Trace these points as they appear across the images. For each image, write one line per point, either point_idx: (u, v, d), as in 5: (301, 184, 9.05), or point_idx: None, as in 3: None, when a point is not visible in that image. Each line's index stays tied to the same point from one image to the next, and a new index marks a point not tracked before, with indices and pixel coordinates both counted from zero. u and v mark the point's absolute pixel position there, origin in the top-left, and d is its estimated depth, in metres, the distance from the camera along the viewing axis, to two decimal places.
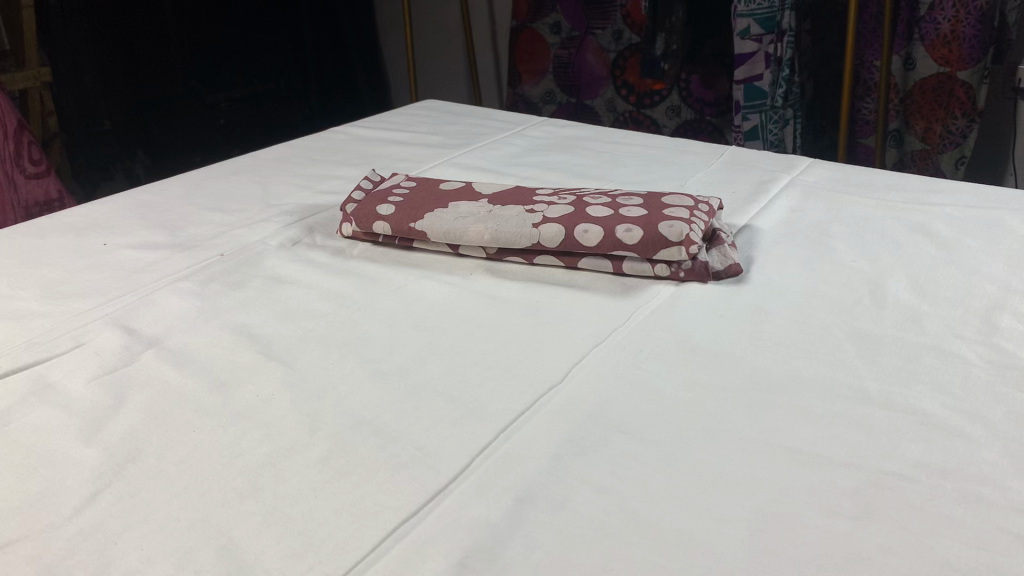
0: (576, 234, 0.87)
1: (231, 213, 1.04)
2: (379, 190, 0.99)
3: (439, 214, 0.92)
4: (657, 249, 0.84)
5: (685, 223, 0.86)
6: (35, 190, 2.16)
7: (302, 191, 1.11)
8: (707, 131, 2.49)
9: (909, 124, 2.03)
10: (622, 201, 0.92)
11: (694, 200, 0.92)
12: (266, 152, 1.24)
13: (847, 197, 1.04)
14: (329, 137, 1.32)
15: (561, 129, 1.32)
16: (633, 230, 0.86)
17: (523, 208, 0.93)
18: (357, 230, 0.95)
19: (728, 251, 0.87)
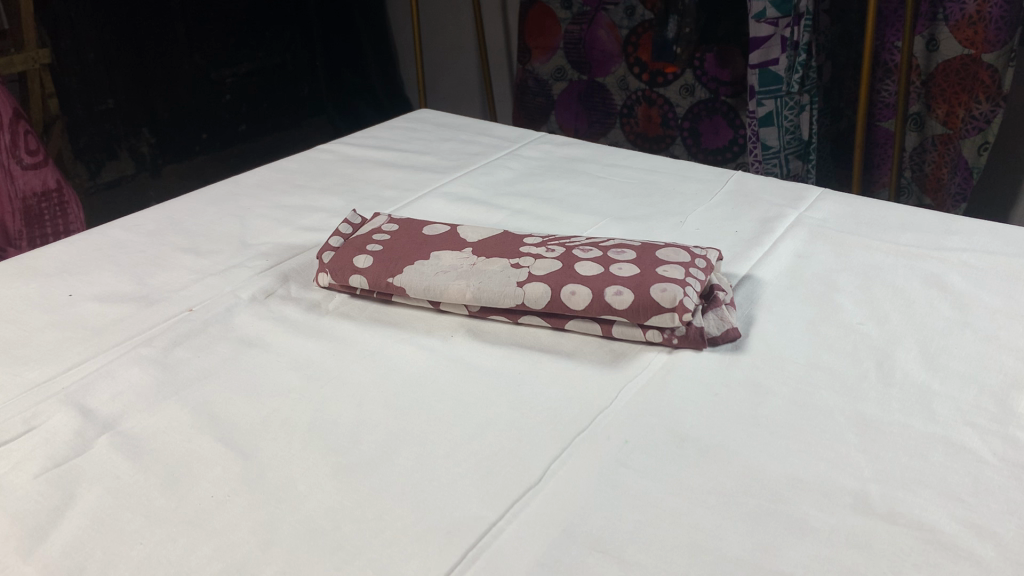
0: (562, 296, 0.82)
1: (204, 256, 0.99)
2: (359, 236, 0.93)
3: (418, 268, 0.87)
4: (648, 315, 0.79)
5: (679, 285, 0.80)
6: (33, 181, 2.07)
7: (281, 226, 1.05)
8: (721, 111, 2.39)
9: (930, 107, 1.94)
10: (614, 255, 0.86)
11: (691, 254, 0.86)
12: (249, 177, 1.19)
13: (856, 239, 0.98)
14: (316, 158, 1.26)
15: (558, 149, 1.26)
16: (623, 293, 0.80)
17: (508, 261, 0.87)
18: (332, 281, 0.89)
19: (725, 314, 0.82)
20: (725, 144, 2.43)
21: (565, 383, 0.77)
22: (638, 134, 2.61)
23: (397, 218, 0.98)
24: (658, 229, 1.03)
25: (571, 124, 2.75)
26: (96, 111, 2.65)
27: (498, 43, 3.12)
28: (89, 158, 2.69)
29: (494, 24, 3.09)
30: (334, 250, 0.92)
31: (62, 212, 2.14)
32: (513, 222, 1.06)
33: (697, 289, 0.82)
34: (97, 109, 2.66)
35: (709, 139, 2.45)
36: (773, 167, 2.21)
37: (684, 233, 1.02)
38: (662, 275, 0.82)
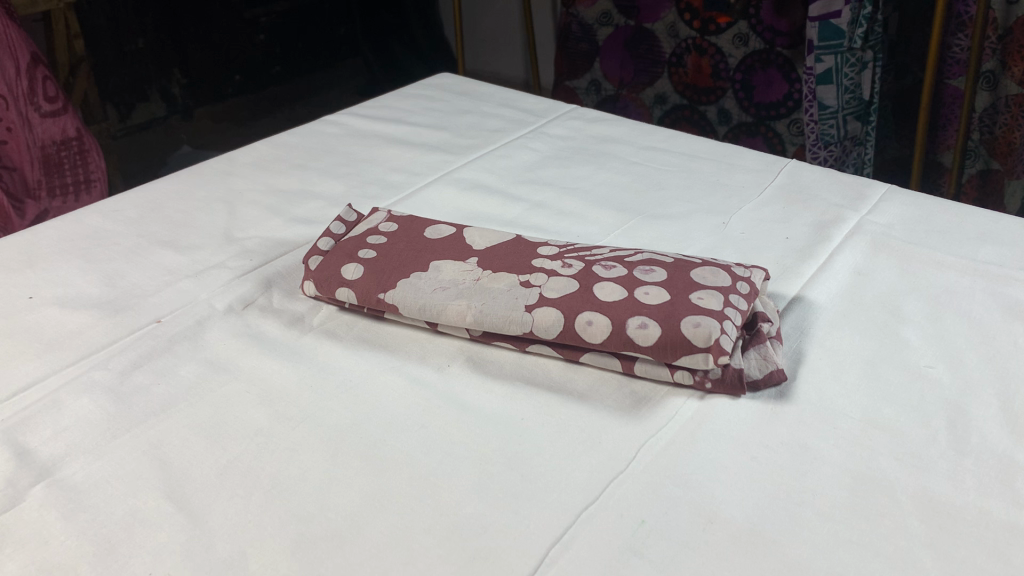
0: (578, 325, 0.70)
1: (183, 252, 0.88)
2: (352, 238, 0.82)
3: (414, 283, 0.76)
4: (678, 354, 0.67)
5: (715, 318, 0.68)
6: (51, 129, 1.83)
7: (271, 216, 0.94)
8: (777, 63, 2.24)
9: (1006, 65, 1.75)
10: (642, 274, 0.74)
11: (732, 274, 0.74)
12: (245, 154, 1.08)
13: (927, 253, 0.84)
14: (320, 131, 1.14)
15: (590, 126, 1.13)
16: (648, 326, 0.68)
17: (518, 278, 0.75)
18: (318, 293, 0.78)
19: (769, 352, 0.69)
20: (780, 99, 2.28)
21: (575, 434, 0.65)
22: (686, 85, 2.43)
23: (398, 215, 0.87)
24: (696, 231, 0.90)
25: (617, 74, 2.57)
26: (125, 51, 2.59)
27: None
28: (119, 100, 2.64)
29: None
30: (323, 256, 0.81)
31: (84, 162, 1.88)
32: (532, 217, 0.94)
33: (737, 322, 0.69)
34: (126, 50, 2.59)
35: (763, 92, 2.30)
36: (829, 129, 2.03)
37: (726, 237, 0.89)
38: (695, 303, 0.70)
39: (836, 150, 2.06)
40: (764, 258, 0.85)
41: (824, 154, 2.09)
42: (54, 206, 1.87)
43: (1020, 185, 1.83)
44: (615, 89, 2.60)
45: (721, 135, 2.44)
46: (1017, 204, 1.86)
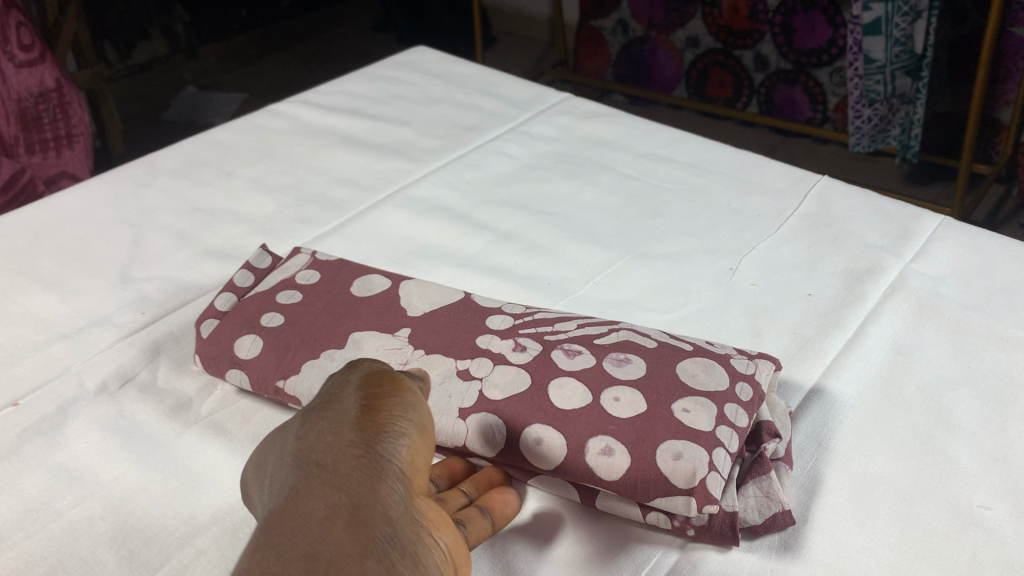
0: (523, 444, 0.53)
1: (66, 298, 0.72)
2: (260, 298, 0.66)
3: (324, 365, 0.59)
4: (651, 495, 0.50)
5: (703, 445, 0.51)
6: (26, 80, 1.55)
7: (181, 247, 0.78)
8: (820, 5, 2.06)
9: None
10: (612, 368, 0.56)
11: (729, 373, 0.56)
12: (170, 159, 0.91)
13: (991, 327, 0.66)
14: (263, 126, 0.97)
15: (580, 123, 0.95)
16: (613, 452, 0.51)
17: (457, 364, 0.58)
18: (209, 373, 0.63)
19: (773, 487, 0.52)
20: (822, 45, 2.11)
21: None
22: (721, 28, 2.27)
23: (323, 261, 0.70)
24: (697, 276, 0.73)
25: (645, 13, 2.41)
26: None
27: None
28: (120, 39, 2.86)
29: None
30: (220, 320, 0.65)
31: (66, 116, 1.59)
32: (495, 253, 0.76)
33: (733, 448, 0.52)
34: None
35: (804, 37, 2.12)
36: (875, 84, 1.79)
37: (733, 291, 0.71)
38: (676, 417, 0.52)
39: (882, 108, 1.87)
40: (778, 325, 0.67)
41: (868, 112, 1.88)
42: (34, 164, 1.57)
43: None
44: (644, 29, 2.45)
45: (757, 81, 2.29)
46: None
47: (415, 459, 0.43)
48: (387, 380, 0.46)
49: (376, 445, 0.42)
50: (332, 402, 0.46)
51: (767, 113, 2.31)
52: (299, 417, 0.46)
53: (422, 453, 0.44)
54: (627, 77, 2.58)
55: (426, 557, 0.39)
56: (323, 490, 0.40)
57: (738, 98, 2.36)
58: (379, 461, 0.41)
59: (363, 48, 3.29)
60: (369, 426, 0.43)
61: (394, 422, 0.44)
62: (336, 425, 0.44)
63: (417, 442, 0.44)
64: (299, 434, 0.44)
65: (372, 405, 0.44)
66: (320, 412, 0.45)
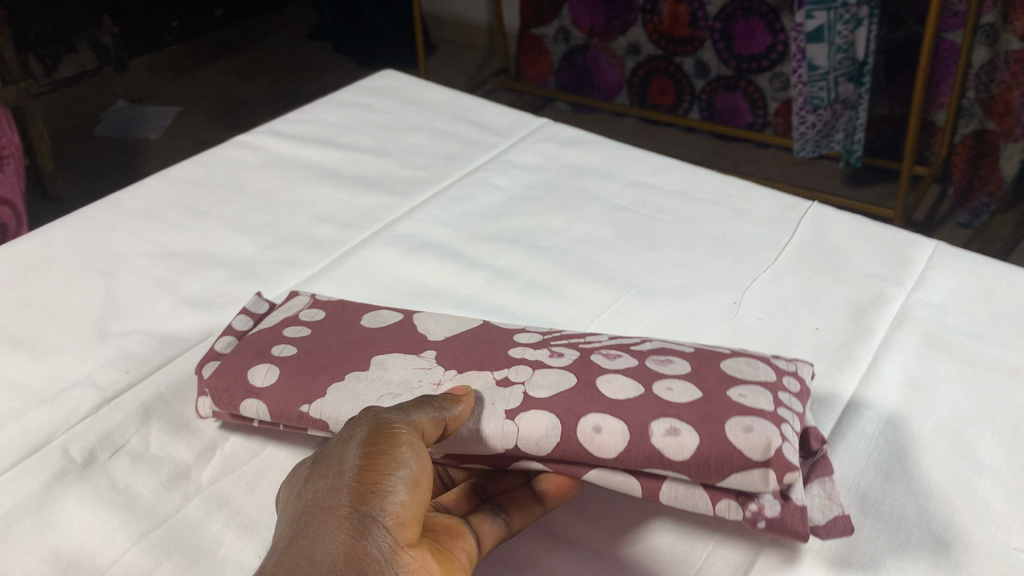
0: (581, 435, 0.50)
1: (39, 358, 0.67)
2: (263, 335, 0.64)
3: (352, 388, 0.57)
4: (726, 471, 0.48)
5: (769, 419, 0.50)
6: None
7: (159, 297, 0.74)
8: (760, 12, 2.07)
9: (1007, 19, 1.74)
10: (656, 365, 0.55)
11: (775, 366, 0.55)
12: (137, 199, 0.87)
13: (998, 356, 0.66)
14: (231, 160, 0.93)
15: (562, 151, 0.93)
16: (678, 433, 0.49)
17: (493, 376, 0.56)
18: (218, 410, 0.60)
19: (834, 490, 0.53)
20: (762, 51, 2.13)
21: None
22: (662, 35, 2.28)
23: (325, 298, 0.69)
24: (704, 311, 0.71)
25: (586, 20, 2.41)
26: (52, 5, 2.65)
27: None
28: None
29: None
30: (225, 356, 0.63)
31: None
32: (494, 292, 0.74)
33: (797, 427, 0.51)
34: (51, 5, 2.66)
35: (744, 43, 2.14)
36: (819, 91, 1.80)
37: (742, 326, 0.70)
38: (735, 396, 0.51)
39: (826, 114, 1.86)
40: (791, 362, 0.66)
41: (812, 118, 1.86)
42: None
43: (1016, 148, 1.84)
44: (586, 37, 2.44)
45: (698, 88, 2.30)
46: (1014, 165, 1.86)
47: (405, 513, 0.42)
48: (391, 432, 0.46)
49: (362, 507, 0.42)
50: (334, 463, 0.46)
51: (708, 119, 2.33)
52: (309, 474, 0.47)
53: (416, 505, 0.43)
54: (569, 85, 2.58)
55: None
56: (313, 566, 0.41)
57: (679, 104, 2.37)
58: (364, 522, 0.42)
59: (303, 59, 3.24)
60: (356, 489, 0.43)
61: (388, 475, 0.44)
62: (328, 490, 0.44)
63: (408, 496, 0.43)
64: (307, 493, 0.46)
65: (363, 463, 0.44)
66: (324, 472, 0.46)
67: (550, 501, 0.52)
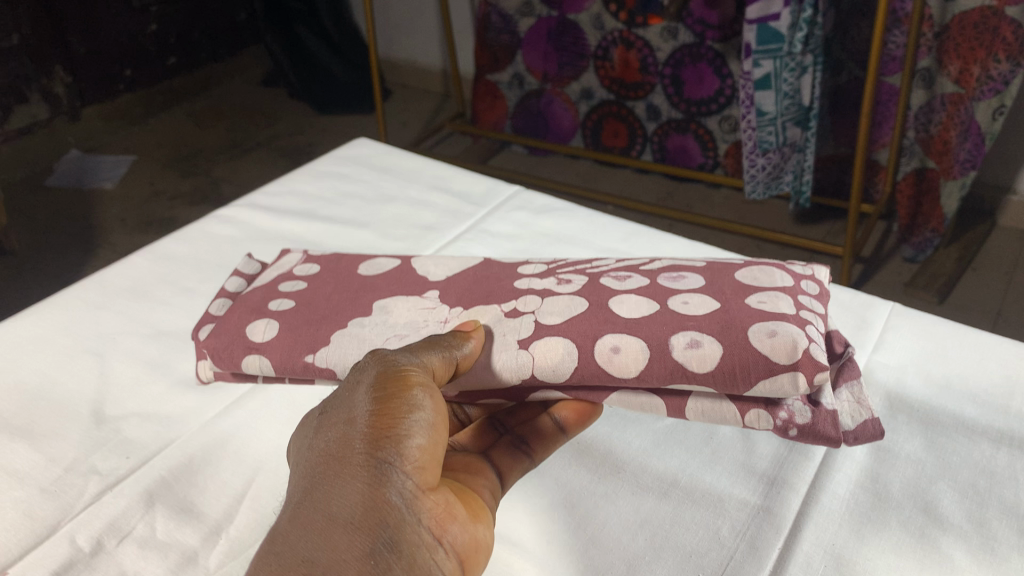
0: (602, 359, 0.62)
1: (36, 445, 0.69)
2: (258, 302, 0.76)
3: (357, 331, 0.69)
4: (754, 379, 0.58)
5: (793, 323, 0.60)
6: None
7: (152, 378, 0.76)
8: (707, 58, 2.10)
9: (942, 63, 1.80)
10: (671, 285, 0.69)
11: (790, 277, 0.68)
12: (122, 278, 0.88)
13: (952, 417, 0.71)
14: (213, 235, 0.95)
15: (536, 218, 0.97)
16: (699, 348, 0.60)
17: (500, 309, 0.70)
18: (223, 370, 0.72)
19: (863, 397, 0.66)
20: (710, 95, 2.16)
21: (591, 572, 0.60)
22: (613, 80, 2.32)
23: (306, 268, 0.82)
24: None
25: (539, 67, 2.46)
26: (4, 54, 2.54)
27: None
28: None
29: None
30: (227, 320, 0.74)
31: None
32: None
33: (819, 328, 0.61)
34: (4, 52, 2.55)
35: (693, 87, 2.18)
36: (768, 136, 1.86)
37: None
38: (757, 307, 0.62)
39: (775, 158, 1.93)
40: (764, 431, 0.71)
41: (762, 161, 1.94)
42: None
43: (956, 185, 1.92)
44: (539, 83, 2.50)
45: (650, 130, 2.35)
46: (954, 203, 1.94)
47: (424, 453, 0.52)
48: (400, 378, 0.55)
49: (385, 447, 0.51)
50: (346, 405, 0.55)
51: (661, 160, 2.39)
52: (323, 422, 0.55)
53: (430, 444, 0.53)
54: (524, 128, 2.64)
55: (432, 548, 0.49)
56: (341, 491, 0.50)
57: (632, 147, 2.43)
58: (389, 460, 0.51)
59: (263, 104, 3.29)
60: (376, 434, 0.52)
61: (404, 418, 0.53)
62: (347, 430, 0.53)
63: (424, 437, 0.53)
64: (325, 434, 0.54)
65: (381, 408, 0.53)
66: (341, 416, 0.54)
67: (571, 428, 0.67)
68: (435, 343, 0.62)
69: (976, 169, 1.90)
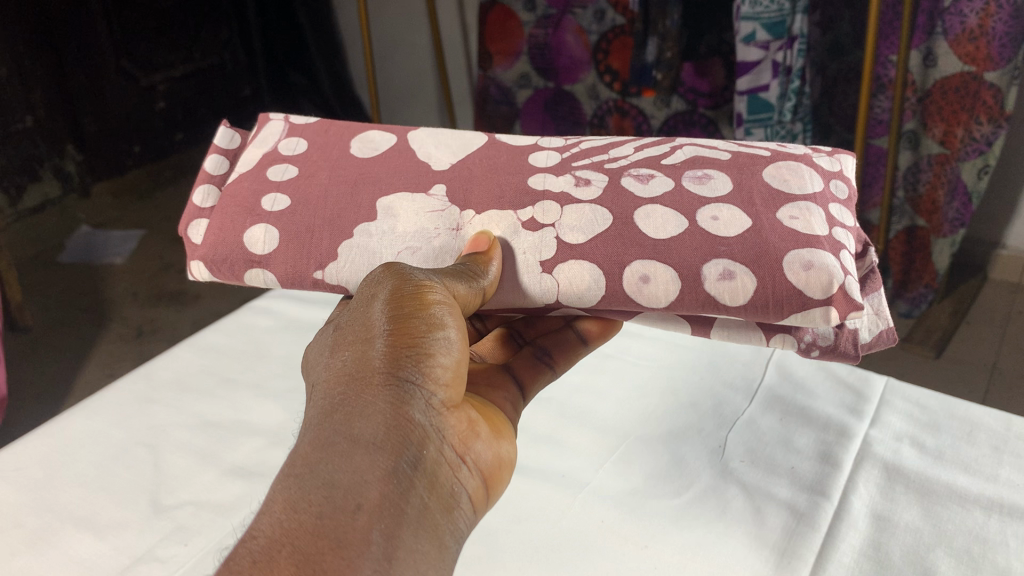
0: (634, 286, 0.74)
1: (102, 536, 0.74)
2: (252, 200, 0.86)
3: (364, 243, 0.80)
4: (786, 311, 0.70)
5: (826, 253, 0.71)
6: None
7: (202, 467, 0.81)
8: (700, 125, 2.17)
9: (926, 125, 1.87)
10: (698, 187, 0.79)
11: (814, 181, 0.79)
12: (166, 369, 0.95)
13: (946, 486, 0.76)
14: (250, 326, 1.03)
15: None
16: (730, 278, 0.72)
17: (517, 218, 0.79)
18: (225, 277, 0.85)
19: (882, 311, 0.81)
20: None
21: None
22: None
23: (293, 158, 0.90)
24: (694, 458, 0.82)
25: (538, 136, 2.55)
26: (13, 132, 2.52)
27: (456, 46, 2.81)
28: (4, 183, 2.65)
29: (450, 23, 2.75)
30: (223, 221, 0.85)
31: None
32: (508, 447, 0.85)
33: (847, 249, 0.74)
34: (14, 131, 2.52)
35: None
36: None
37: (727, 470, 0.81)
38: (789, 226, 0.73)
39: None
40: (773, 504, 0.76)
41: None
42: None
43: (947, 243, 2.00)
44: None
45: None
46: (946, 259, 2.02)
47: (446, 374, 0.60)
48: (420, 300, 0.62)
49: (407, 365, 0.58)
50: (368, 322, 0.62)
51: None
52: (345, 341, 0.62)
53: (451, 367, 0.60)
54: None
55: (455, 465, 0.58)
56: (368, 401, 0.56)
57: None
58: (412, 377, 0.57)
59: None
60: (399, 353, 0.58)
61: (426, 339, 0.60)
62: (371, 346, 0.59)
63: (447, 360, 0.60)
64: (348, 351, 0.60)
65: (402, 328, 0.60)
66: (362, 335, 0.61)
67: (593, 341, 0.85)
68: (461, 272, 0.70)
69: (966, 226, 1.98)
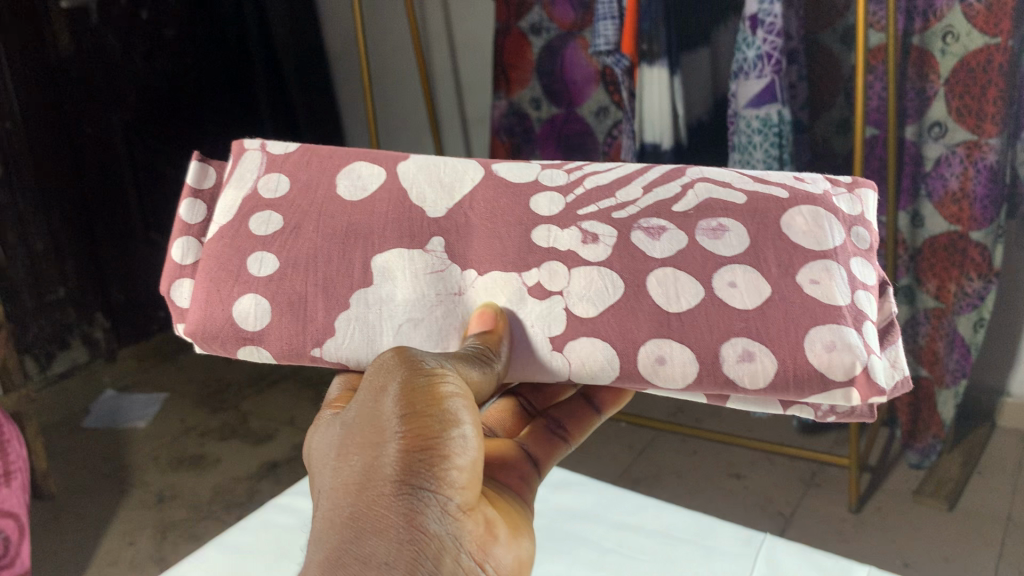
0: (653, 366, 0.76)
1: None
2: (236, 264, 0.85)
3: (363, 314, 0.82)
4: (808, 392, 0.73)
5: (851, 331, 0.73)
6: None
7: None
8: None
9: (920, 280, 1.96)
10: (713, 243, 0.79)
11: (834, 231, 0.78)
12: (194, 569, 1.02)
13: None
14: (272, 523, 1.11)
15: (550, 501, 1.16)
16: (748, 362, 0.74)
17: (522, 282, 0.80)
18: (216, 348, 0.86)
19: (897, 360, 0.81)
20: None
21: None
22: None
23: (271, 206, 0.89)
24: None
25: None
26: (47, 301, 2.62)
27: None
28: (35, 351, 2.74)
29: None
30: (209, 285, 0.85)
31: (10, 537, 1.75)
32: None
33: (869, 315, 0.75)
34: (46, 300, 2.61)
35: None
36: None
37: None
38: (809, 293, 0.75)
39: None
40: None
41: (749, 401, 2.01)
42: None
43: (950, 393, 2.03)
44: None
45: None
46: (950, 409, 2.04)
47: (464, 476, 0.60)
48: (434, 397, 0.62)
49: (422, 474, 0.59)
50: (379, 418, 0.62)
51: None
52: (358, 439, 0.63)
53: (469, 467, 0.61)
54: None
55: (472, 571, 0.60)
56: (381, 515, 0.58)
57: None
58: (426, 487, 0.59)
59: None
60: (415, 459, 0.59)
61: (443, 442, 0.60)
62: (383, 451, 0.60)
63: (465, 461, 0.61)
64: (360, 453, 0.62)
65: (417, 430, 0.60)
66: (374, 436, 0.62)
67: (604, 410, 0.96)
68: (473, 356, 0.71)
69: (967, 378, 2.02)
